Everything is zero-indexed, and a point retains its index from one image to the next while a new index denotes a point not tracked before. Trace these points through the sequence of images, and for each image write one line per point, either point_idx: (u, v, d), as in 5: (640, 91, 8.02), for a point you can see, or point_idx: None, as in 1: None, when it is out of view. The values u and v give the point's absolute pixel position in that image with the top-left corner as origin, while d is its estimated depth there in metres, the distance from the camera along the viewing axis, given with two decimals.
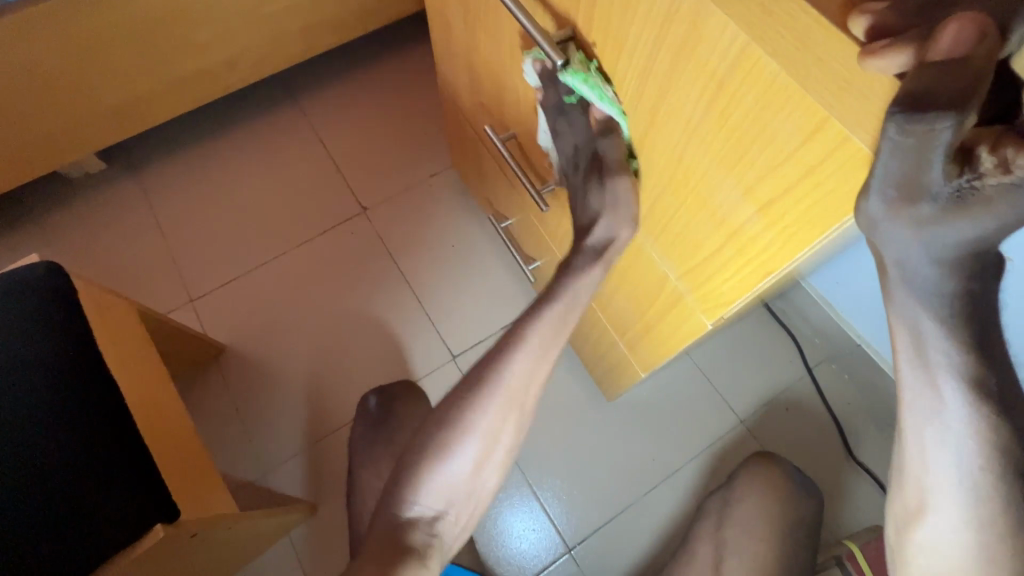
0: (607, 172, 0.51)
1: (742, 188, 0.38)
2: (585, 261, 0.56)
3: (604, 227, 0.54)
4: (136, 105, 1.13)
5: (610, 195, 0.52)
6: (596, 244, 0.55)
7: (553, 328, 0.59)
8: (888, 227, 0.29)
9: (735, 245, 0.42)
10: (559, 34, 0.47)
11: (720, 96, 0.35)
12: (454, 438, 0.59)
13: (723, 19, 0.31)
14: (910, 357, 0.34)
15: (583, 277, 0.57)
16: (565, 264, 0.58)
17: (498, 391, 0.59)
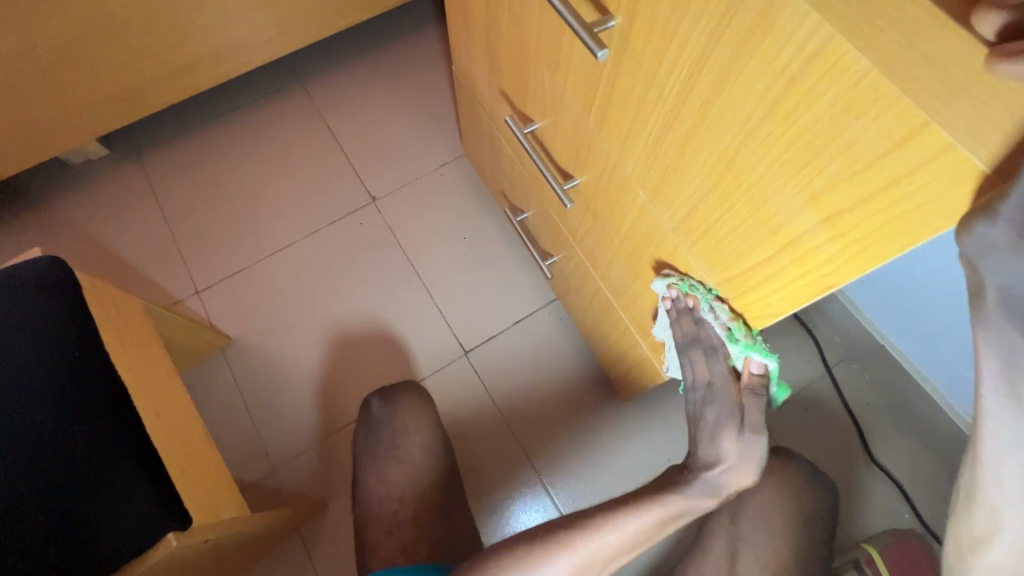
0: (746, 427, 0.62)
1: (806, 195, 0.35)
2: (705, 490, 0.63)
3: (728, 464, 0.63)
4: (138, 88, 1.09)
5: (740, 439, 0.63)
6: (713, 481, 0.63)
7: (652, 525, 0.60)
8: (1005, 255, 0.27)
9: (790, 255, 0.39)
10: (599, 22, 0.44)
11: (788, 94, 0.32)
12: (537, 563, 0.57)
13: (804, 7, 0.28)
14: (999, 389, 0.31)
15: (708, 494, 0.63)
16: (674, 481, 0.64)
17: (590, 548, 0.58)
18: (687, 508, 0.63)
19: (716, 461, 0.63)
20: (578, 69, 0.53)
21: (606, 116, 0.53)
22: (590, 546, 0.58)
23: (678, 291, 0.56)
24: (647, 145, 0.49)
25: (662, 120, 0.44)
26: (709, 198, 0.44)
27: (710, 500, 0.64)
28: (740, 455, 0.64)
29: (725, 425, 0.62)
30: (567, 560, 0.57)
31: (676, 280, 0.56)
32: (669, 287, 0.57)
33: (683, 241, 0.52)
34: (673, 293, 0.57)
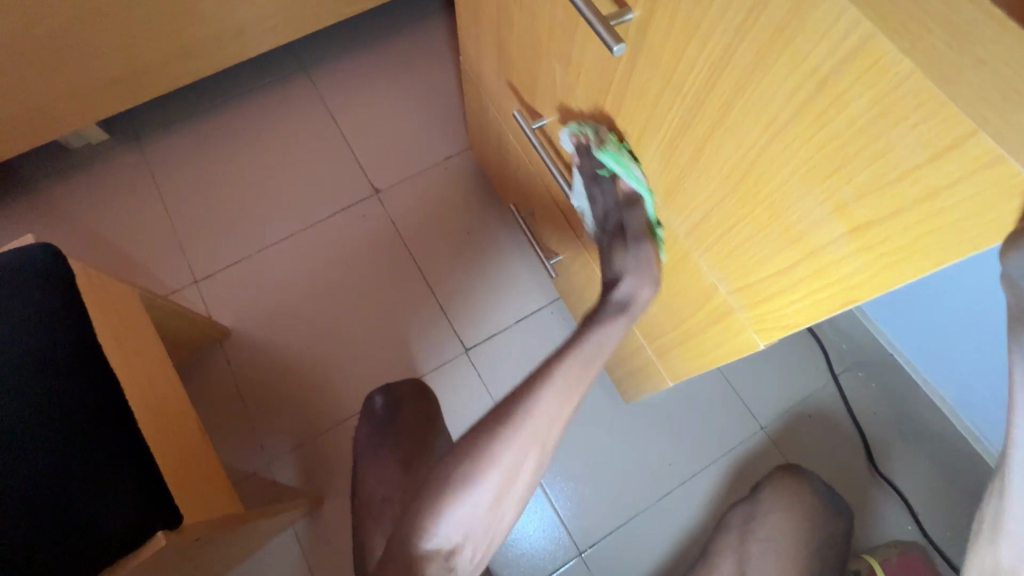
0: (629, 235, 0.58)
1: (831, 205, 0.33)
2: (609, 313, 0.60)
3: (627, 285, 0.60)
4: (139, 72, 1.07)
5: (632, 250, 0.59)
6: (619, 300, 0.60)
7: (576, 376, 0.59)
8: None
9: (810, 265, 0.37)
10: (616, 15, 0.41)
11: (818, 97, 0.30)
12: (476, 470, 0.56)
13: (842, 3, 0.26)
14: None
15: (609, 326, 0.60)
16: (590, 315, 0.61)
17: (524, 428, 0.57)
18: (598, 350, 0.60)
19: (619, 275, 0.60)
20: (590, 63, 0.51)
21: (619, 113, 0.51)
22: (524, 428, 0.56)
23: (574, 134, 0.59)
24: (661, 145, 0.47)
25: (679, 120, 0.42)
26: (726, 202, 0.42)
27: (621, 326, 0.61)
28: (636, 265, 0.59)
29: (617, 237, 0.60)
30: (505, 451, 0.56)
31: (572, 124, 0.59)
32: (568, 134, 0.60)
33: (695, 246, 0.50)
34: (571, 139, 0.59)
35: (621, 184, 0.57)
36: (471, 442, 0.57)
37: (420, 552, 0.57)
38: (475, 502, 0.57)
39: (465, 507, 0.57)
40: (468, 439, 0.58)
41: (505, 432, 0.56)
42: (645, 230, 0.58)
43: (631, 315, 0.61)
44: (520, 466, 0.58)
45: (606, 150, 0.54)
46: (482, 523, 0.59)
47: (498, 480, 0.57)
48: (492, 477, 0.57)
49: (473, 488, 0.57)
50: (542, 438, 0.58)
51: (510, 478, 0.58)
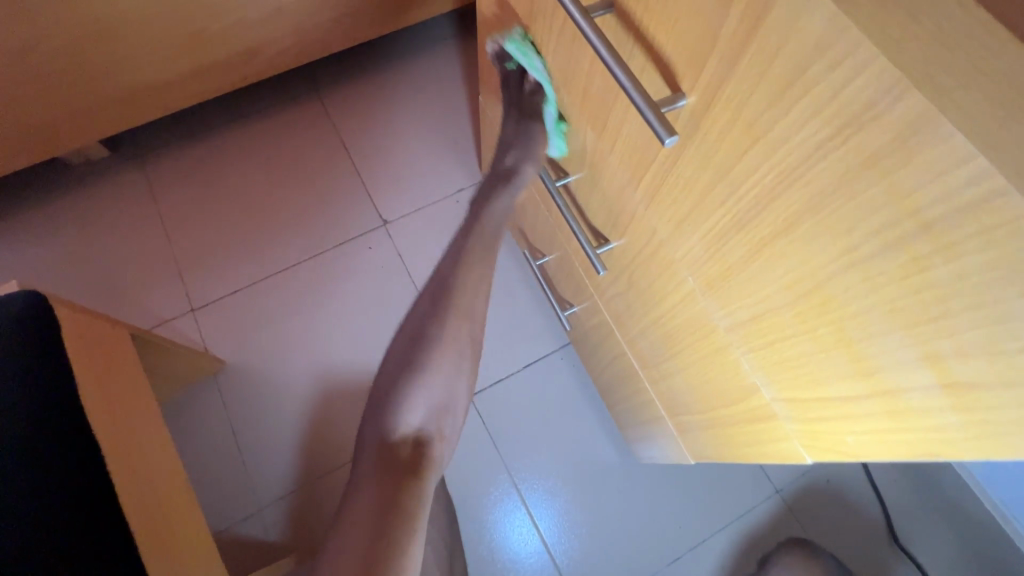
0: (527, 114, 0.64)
1: (921, 352, 0.28)
2: (498, 185, 0.65)
3: (514, 159, 0.65)
4: (146, 92, 1.03)
5: (525, 134, 0.64)
6: (506, 171, 0.65)
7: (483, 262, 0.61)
8: None
9: (882, 403, 0.33)
10: (668, 101, 0.38)
11: (918, 238, 0.26)
12: (421, 366, 0.57)
13: (969, 150, 0.22)
14: None
15: (501, 195, 0.65)
16: (487, 190, 0.65)
17: (449, 315, 0.58)
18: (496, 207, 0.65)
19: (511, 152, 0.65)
20: (628, 135, 0.47)
21: (657, 193, 0.47)
22: (450, 313, 0.58)
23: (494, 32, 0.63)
24: (706, 236, 0.42)
25: (732, 219, 0.38)
26: (781, 312, 0.38)
27: (512, 193, 0.66)
28: (527, 148, 0.64)
29: (517, 115, 0.65)
30: (442, 341, 0.57)
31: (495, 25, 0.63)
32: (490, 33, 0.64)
33: (738, 343, 0.45)
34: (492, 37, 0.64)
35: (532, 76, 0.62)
36: (407, 349, 0.57)
37: (392, 442, 0.55)
38: (428, 388, 0.57)
39: (420, 397, 0.56)
40: (405, 339, 0.59)
41: (438, 323, 0.58)
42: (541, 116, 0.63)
43: (517, 189, 0.66)
44: (460, 355, 0.58)
45: (513, 42, 0.58)
46: (445, 401, 0.58)
47: (443, 369, 0.57)
48: (439, 363, 0.57)
49: (420, 381, 0.56)
50: (472, 322, 0.59)
51: (454, 366, 0.58)
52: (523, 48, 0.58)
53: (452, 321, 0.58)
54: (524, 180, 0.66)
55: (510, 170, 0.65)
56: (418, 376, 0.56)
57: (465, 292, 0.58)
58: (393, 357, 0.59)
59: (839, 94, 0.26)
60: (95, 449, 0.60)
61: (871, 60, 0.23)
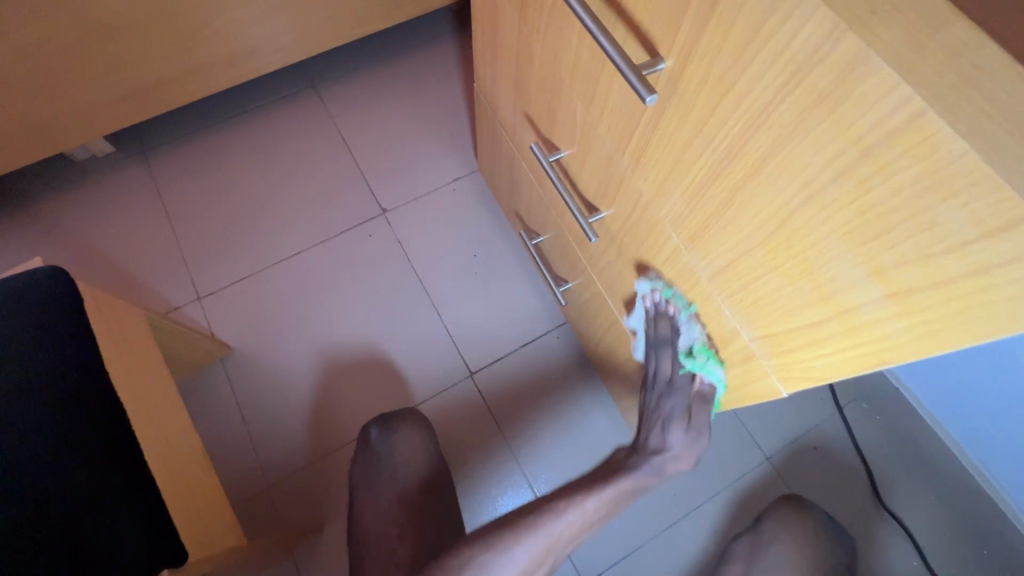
0: (690, 426, 0.67)
1: (871, 267, 0.33)
2: (650, 472, 0.70)
3: (667, 456, 0.69)
4: (151, 87, 1.06)
5: (688, 434, 0.68)
6: (657, 465, 0.70)
7: (609, 502, 0.68)
8: None
9: (841, 323, 0.37)
10: (648, 64, 0.42)
11: (860, 163, 0.30)
12: (503, 553, 0.60)
13: (894, 79, 0.26)
14: None
15: (650, 473, 0.70)
16: (626, 463, 0.70)
17: (547, 533, 0.63)
18: (638, 487, 0.70)
19: (662, 449, 0.69)
20: (614, 103, 0.51)
21: (642, 156, 0.51)
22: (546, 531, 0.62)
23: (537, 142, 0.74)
24: (688, 191, 0.47)
25: (708, 170, 0.43)
26: (754, 253, 0.42)
27: (675, 467, 0.71)
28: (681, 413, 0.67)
29: (675, 406, 0.67)
30: (524, 550, 0.61)
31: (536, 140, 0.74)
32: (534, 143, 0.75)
33: (718, 291, 0.50)
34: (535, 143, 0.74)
35: (702, 377, 0.62)
36: (493, 537, 0.61)
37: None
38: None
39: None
40: (486, 534, 0.62)
41: (528, 531, 0.62)
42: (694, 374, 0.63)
43: (662, 472, 0.71)
44: (536, 556, 0.62)
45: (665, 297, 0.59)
46: None
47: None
48: (507, 570, 0.60)
49: (492, 573, 0.59)
50: (557, 540, 0.63)
51: (524, 571, 0.62)
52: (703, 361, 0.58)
53: (548, 538, 0.63)
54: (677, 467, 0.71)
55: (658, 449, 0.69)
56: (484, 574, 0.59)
57: (560, 526, 0.63)
58: (474, 535, 0.62)
59: (792, 40, 0.30)
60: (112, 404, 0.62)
61: (813, 9, 0.27)
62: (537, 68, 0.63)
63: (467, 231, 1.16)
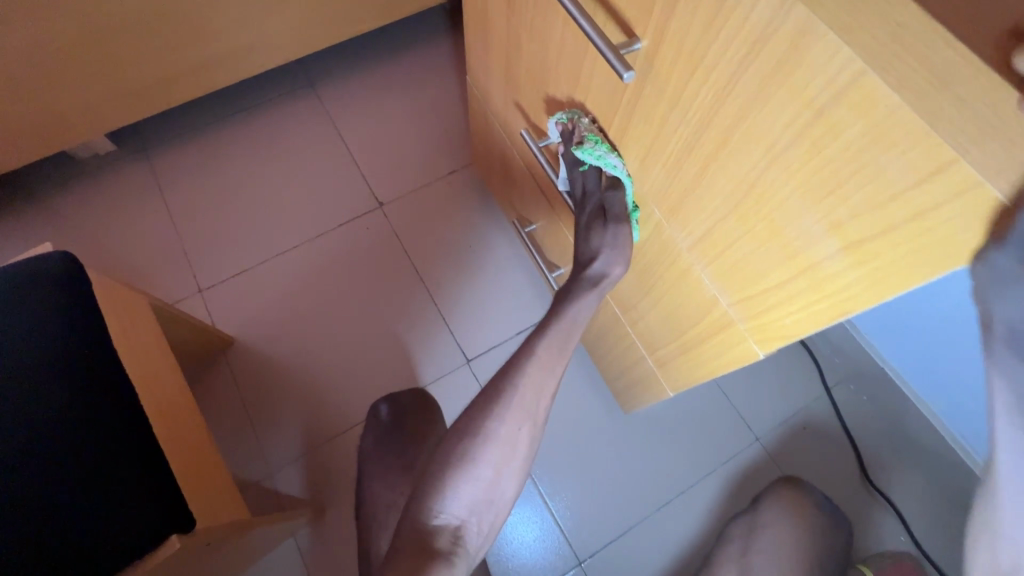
0: (611, 217, 0.60)
1: (829, 222, 0.36)
2: (585, 286, 0.62)
3: (601, 262, 0.61)
4: (152, 85, 1.09)
5: (609, 233, 0.60)
6: (594, 276, 0.62)
7: (559, 351, 0.61)
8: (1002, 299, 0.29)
9: (807, 278, 0.40)
10: (626, 44, 0.45)
11: (814, 124, 0.33)
12: (477, 446, 0.57)
13: (837, 43, 0.28)
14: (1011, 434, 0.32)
15: (587, 299, 0.62)
16: (566, 291, 0.63)
17: (514, 402, 0.58)
18: (577, 319, 0.62)
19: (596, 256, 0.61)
20: (596, 86, 0.54)
21: (625, 134, 0.54)
22: (513, 407, 0.58)
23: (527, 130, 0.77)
24: (667, 165, 0.49)
25: (684, 143, 0.45)
26: (728, 219, 0.45)
27: (594, 299, 0.62)
28: (613, 246, 0.60)
29: (597, 217, 0.62)
30: (499, 425, 0.57)
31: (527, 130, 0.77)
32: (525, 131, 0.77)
33: (698, 260, 0.52)
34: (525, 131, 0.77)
35: (604, 174, 0.61)
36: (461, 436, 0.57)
37: (428, 530, 0.54)
38: (476, 479, 0.56)
39: (467, 482, 0.56)
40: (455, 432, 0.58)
41: (499, 408, 0.58)
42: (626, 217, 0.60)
43: (603, 291, 0.62)
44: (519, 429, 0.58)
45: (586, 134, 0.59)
46: (485, 498, 0.58)
47: (495, 454, 0.57)
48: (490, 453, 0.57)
49: (474, 468, 0.56)
50: (532, 408, 0.59)
51: (507, 456, 0.58)
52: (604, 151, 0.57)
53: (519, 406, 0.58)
54: (609, 281, 0.62)
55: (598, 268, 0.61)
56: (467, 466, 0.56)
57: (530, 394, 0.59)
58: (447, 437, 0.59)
59: (750, 14, 0.33)
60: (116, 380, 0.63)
61: None
62: (525, 56, 0.66)
63: (463, 222, 1.19)
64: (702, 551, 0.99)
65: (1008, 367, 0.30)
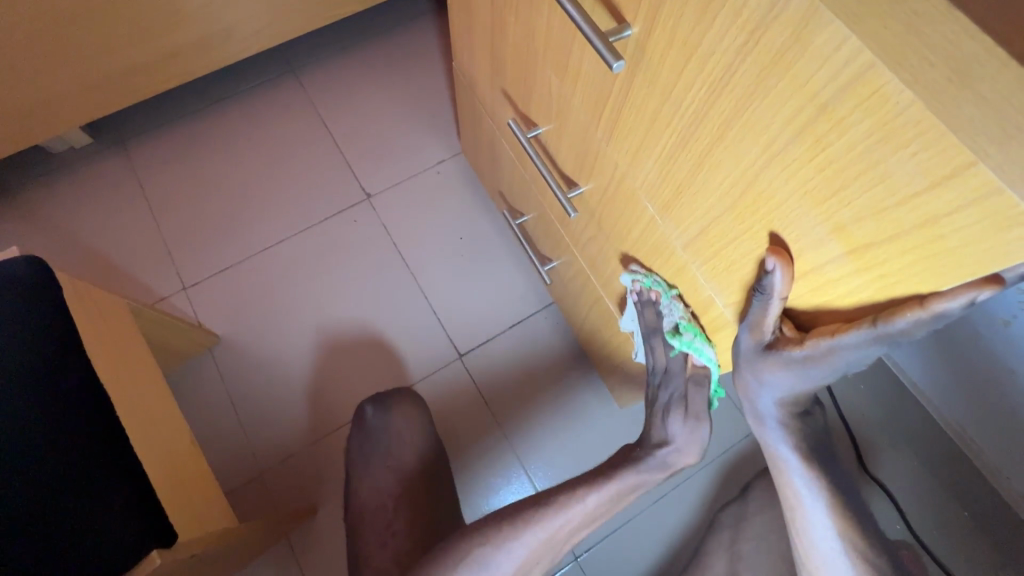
0: (690, 413, 0.65)
1: (831, 226, 0.33)
2: (650, 467, 0.67)
3: (671, 450, 0.67)
4: (126, 76, 1.04)
5: (687, 425, 0.65)
6: (659, 463, 0.67)
7: (611, 498, 0.68)
8: (765, 365, 0.42)
9: (807, 283, 0.38)
10: (615, 31, 0.41)
11: (817, 120, 0.30)
12: (492, 552, 0.64)
13: (845, 32, 0.26)
14: (762, 439, 0.47)
15: (655, 471, 0.68)
16: (629, 457, 0.69)
17: (542, 530, 0.65)
18: (639, 482, 0.69)
19: (665, 442, 0.67)
20: (586, 75, 0.51)
21: (616, 126, 0.51)
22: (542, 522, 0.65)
23: (514, 119, 0.74)
24: (660, 159, 0.47)
25: (677, 137, 0.43)
26: (724, 217, 0.42)
27: (661, 473, 0.69)
28: (686, 440, 0.67)
29: (678, 404, 0.65)
30: (520, 546, 0.65)
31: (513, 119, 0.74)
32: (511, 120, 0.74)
33: (692, 259, 0.50)
34: (512, 120, 0.74)
35: (693, 359, 0.63)
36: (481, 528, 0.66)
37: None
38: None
39: None
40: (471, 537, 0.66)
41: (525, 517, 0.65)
42: (706, 417, 0.65)
43: (665, 472, 0.68)
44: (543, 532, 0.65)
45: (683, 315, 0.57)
46: None
47: (509, 567, 0.65)
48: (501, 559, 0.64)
49: (483, 573, 0.64)
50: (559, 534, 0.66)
51: (518, 563, 0.65)
52: (693, 340, 0.58)
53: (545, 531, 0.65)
54: (679, 465, 0.69)
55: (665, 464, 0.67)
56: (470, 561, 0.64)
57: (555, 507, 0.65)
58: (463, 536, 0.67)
59: None
60: (90, 391, 0.61)
61: None
62: (512, 43, 0.63)
63: (453, 213, 1.16)
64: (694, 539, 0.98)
65: (765, 403, 0.45)
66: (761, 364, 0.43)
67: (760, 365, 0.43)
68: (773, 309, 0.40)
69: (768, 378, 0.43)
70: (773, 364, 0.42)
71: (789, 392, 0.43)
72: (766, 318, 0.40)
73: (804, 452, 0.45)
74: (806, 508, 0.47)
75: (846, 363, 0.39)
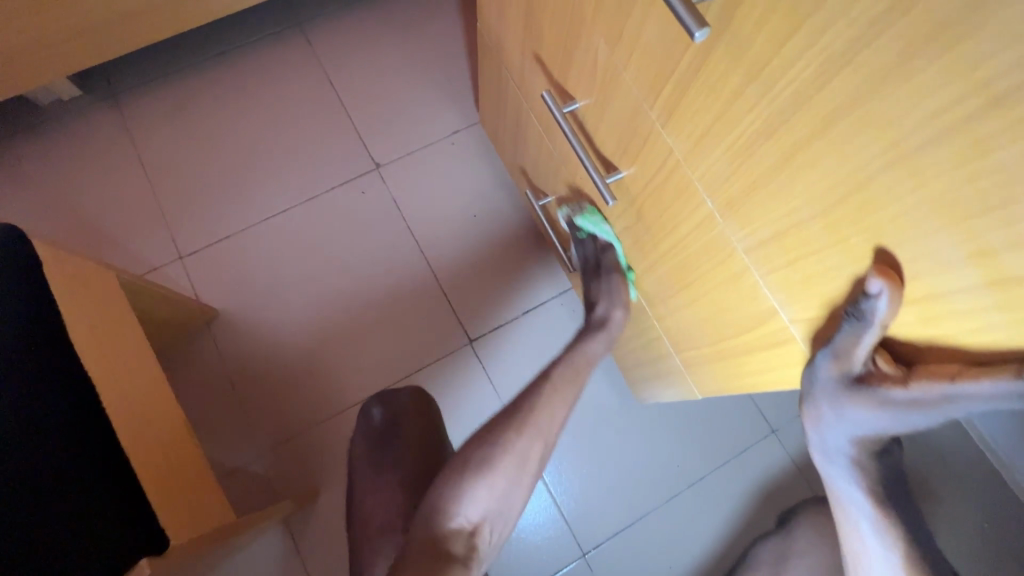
0: (606, 271, 0.73)
1: (970, 250, 0.27)
2: (595, 335, 0.72)
3: (603, 308, 0.73)
4: (115, 24, 0.95)
5: (608, 283, 0.73)
6: (598, 320, 0.73)
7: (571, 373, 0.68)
8: (850, 400, 0.38)
9: (919, 311, 0.32)
10: None
11: (981, 118, 0.24)
12: (493, 454, 0.58)
13: None
14: (828, 476, 0.43)
15: (597, 341, 0.72)
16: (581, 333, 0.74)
17: (531, 427, 0.61)
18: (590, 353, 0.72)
19: (598, 303, 0.73)
20: (647, 44, 0.43)
21: (677, 105, 0.43)
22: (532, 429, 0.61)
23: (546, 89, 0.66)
24: (731, 149, 0.40)
25: (761, 124, 0.36)
26: (810, 224, 0.36)
27: (603, 345, 0.72)
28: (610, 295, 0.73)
29: (595, 274, 0.75)
30: (512, 458, 0.59)
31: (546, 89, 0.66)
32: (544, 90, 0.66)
33: (756, 264, 0.44)
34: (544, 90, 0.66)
35: (597, 238, 0.74)
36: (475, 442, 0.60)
37: (442, 535, 0.53)
38: (488, 487, 0.57)
39: (480, 492, 0.56)
40: (463, 450, 0.60)
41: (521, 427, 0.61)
42: (617, 268, 0.72)
43: (609, 333, 0.73)
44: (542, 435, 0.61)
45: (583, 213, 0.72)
46: (500, 512, 0.57)
47: (507, 478, 0.58)
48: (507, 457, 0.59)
49: (487, 478, 0.57)
50: (545, 429, 0.62)
51: (516, 475, 0.59)
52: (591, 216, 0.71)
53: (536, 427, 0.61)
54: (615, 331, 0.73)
55: (602, 320, 0.72)
56: (476, 462, 0.58)
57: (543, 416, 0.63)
58: (461, 452, 0.60)
59: None
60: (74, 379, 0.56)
61: None
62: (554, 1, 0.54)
63: (467, 187, 1.09)
64: (725, 561, 0.94)
65: (837, 439, 0.40)
66: (845, 399, 0.38)
67: (842, 399, 0.38)
68: (867, 335, 0.35)
69: (849, 413, 0.38)
70: (859, 400, 0.37)
71: (871, 432, 0.38)
72: (858, 347, 0.36)
73: (878, 496, 0.40)
74: (870, 553, 0.43)
75: (958, 413, 0.33)
